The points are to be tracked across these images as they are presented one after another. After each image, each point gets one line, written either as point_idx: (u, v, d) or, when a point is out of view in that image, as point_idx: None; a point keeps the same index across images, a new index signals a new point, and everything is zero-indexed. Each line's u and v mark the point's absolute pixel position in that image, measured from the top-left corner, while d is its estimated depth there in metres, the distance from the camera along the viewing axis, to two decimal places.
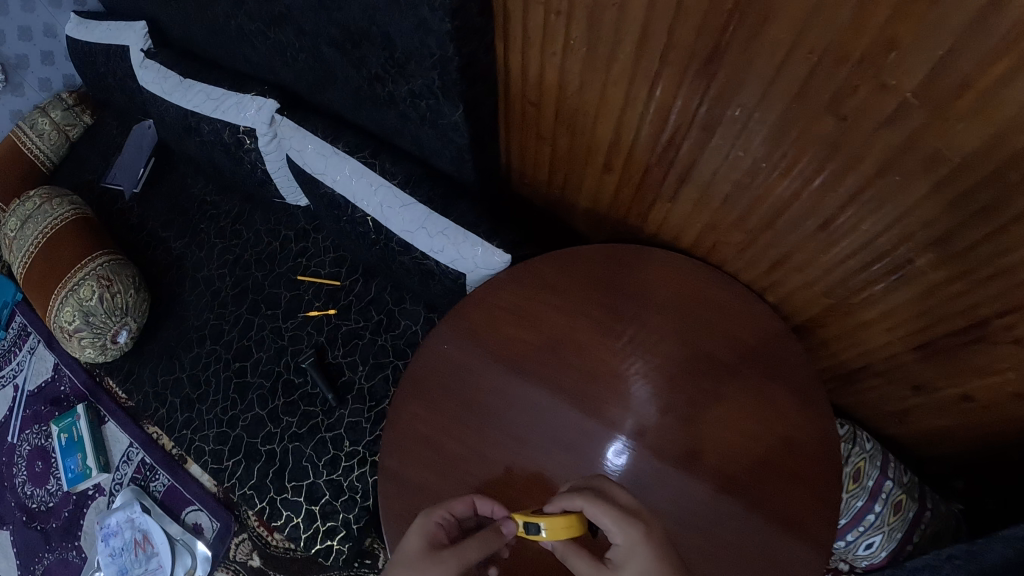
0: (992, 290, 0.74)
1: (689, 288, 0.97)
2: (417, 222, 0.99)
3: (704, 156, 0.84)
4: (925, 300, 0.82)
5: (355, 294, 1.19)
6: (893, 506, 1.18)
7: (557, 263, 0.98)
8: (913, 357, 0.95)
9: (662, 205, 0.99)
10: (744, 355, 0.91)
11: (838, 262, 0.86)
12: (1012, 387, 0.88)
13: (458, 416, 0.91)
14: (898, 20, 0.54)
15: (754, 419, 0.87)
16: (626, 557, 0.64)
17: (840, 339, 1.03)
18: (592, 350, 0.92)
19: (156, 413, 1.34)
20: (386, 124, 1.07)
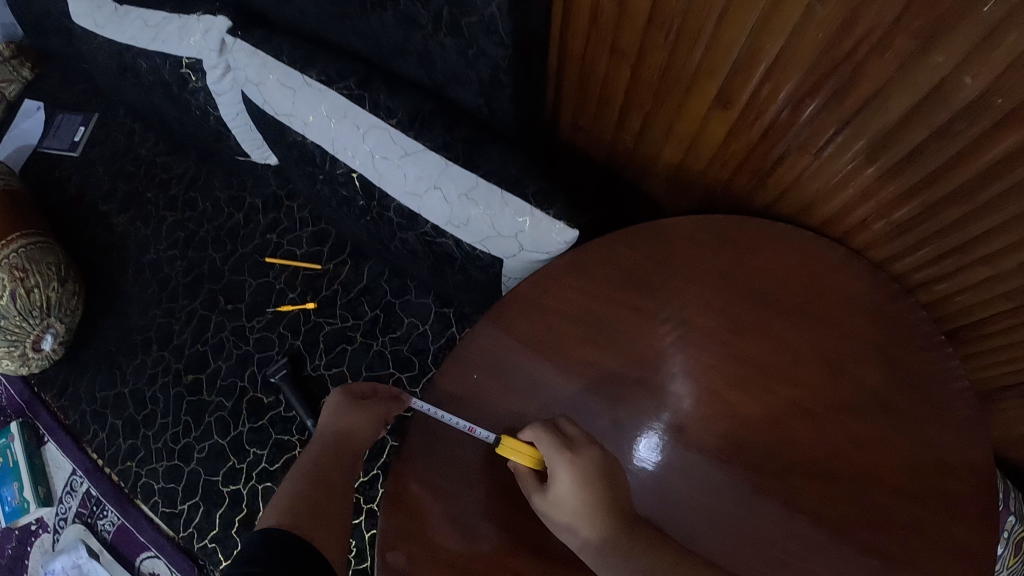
0: None
1: (840, 284, 0.64)
2: (427, 179, 0.66)
3: (924, 72, 0.47)
4: None
5: (342, 282, 0.86)
6: (1014, 547, 1.06)
7: (644, 241, 0.64)
8: None
9: (799, 159, 0.63)
10: (934, 387, 0.60)
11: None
12: None
13: (500, 479, 0.58)
14: None
15: (964, 494, 0.56)
16: (553, 477, 0.51)
17: (1010, 354, 0.73)
18: (702, 382, 0.60)
19: (94, 439, 1.01)
20: (380, 40, 0.72)
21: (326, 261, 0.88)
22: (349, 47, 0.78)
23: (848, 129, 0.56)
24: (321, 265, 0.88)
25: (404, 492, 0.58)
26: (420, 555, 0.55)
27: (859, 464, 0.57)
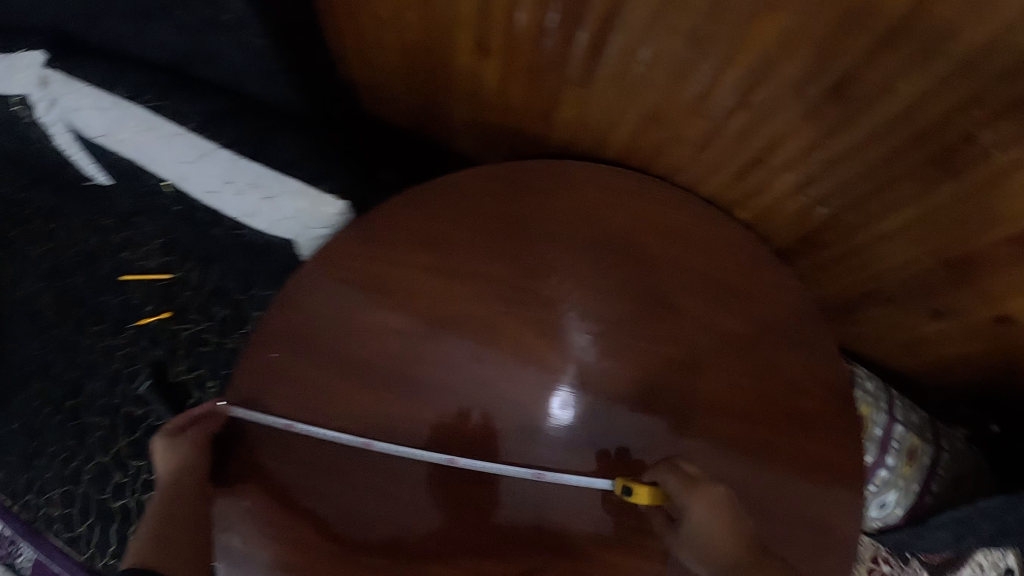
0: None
1: (627, 212, 0.65)
2: (223, 176, 0.70)
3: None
4: (982, 193, 0.57)
5: (191, 287, 0.89)
6: (906, 454, 1.02)
7: (425, 201, 0.65)
8: (944, 276, 0.73)
9: (570, 95, 0.63)
10: (720, 299, 0.62)
11: (907, 139, 0.54)
12: None
13: (311, 444, 0.62)
14: None
15: (743, 390, 0.60)
16: (685, 513, 0.51)
17: (851, 259, 0.76)
18: (501, 327, 0.61)
19: None
20: (178, 48, 0.75)
21: (177, 269, 0.91)
22: (156, 59, 0.80)
23: (593, 64, 0.58)
24: (173, 274, 0.91)
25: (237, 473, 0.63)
26: (245, 521, 0.61)
27: (648, 379, 0.59)
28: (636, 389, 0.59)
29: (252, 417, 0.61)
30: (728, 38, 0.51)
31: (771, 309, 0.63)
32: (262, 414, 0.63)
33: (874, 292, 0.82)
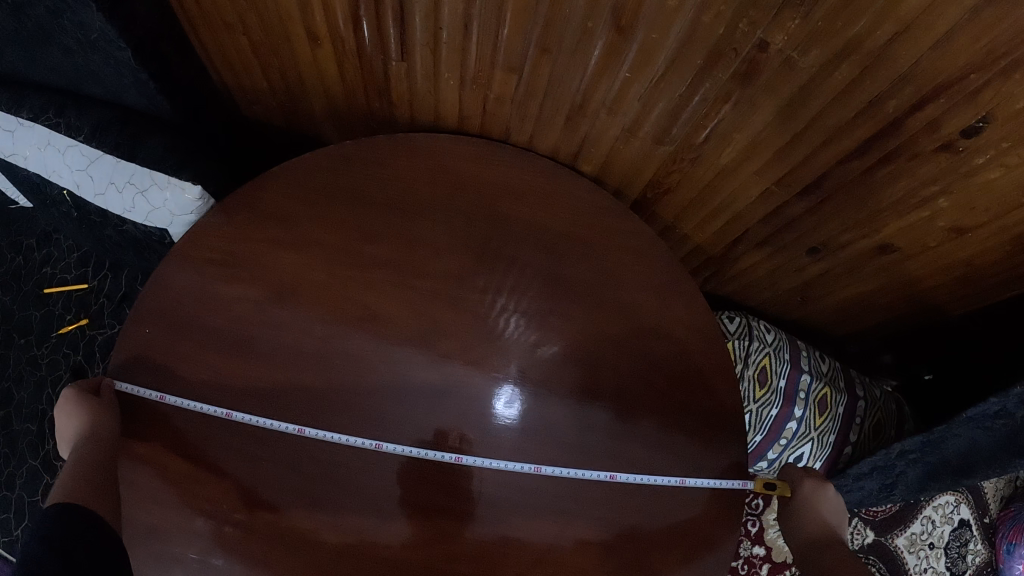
0: (828, 51, 0.57)
1: (472, 175, 0.72)
2: (105, 177, 0.75)
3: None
4: (787, 117, 0.65)
5: (106, 294, 0.96)
6: (816, 405, 1.01)
7: (285, 180, 0.71)
8: (804, 208, 0.79)
9: (398, 69, 0.70)
10: (558, 251, 0.72)
11: (703, 60, 0.60)
12: (942, 220, 0.76)
13: (183, 417, 0.66)
14: None
15: (572, 325, 0.71)
16: (812, 496, 0.72)
17: (704, 201, 0.82)
18: (366, 290, 0.68)
19: None
20: (64, 69, 0.81)
21: (93, 280, 0.98)
22: (52, 81, 0.86)
23: (406, 35, 0.64)
24: (89, 284, 0.98)
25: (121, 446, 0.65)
26: (131, 490, 0.64)
27: (474, 327, 0.69)
28: (466, 332, 0.69)
29: (136, 390, 0.64)
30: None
31: (600, 253, 0.73)
32: (139, 386, 0.66)
33: (741, 236, 0.87)
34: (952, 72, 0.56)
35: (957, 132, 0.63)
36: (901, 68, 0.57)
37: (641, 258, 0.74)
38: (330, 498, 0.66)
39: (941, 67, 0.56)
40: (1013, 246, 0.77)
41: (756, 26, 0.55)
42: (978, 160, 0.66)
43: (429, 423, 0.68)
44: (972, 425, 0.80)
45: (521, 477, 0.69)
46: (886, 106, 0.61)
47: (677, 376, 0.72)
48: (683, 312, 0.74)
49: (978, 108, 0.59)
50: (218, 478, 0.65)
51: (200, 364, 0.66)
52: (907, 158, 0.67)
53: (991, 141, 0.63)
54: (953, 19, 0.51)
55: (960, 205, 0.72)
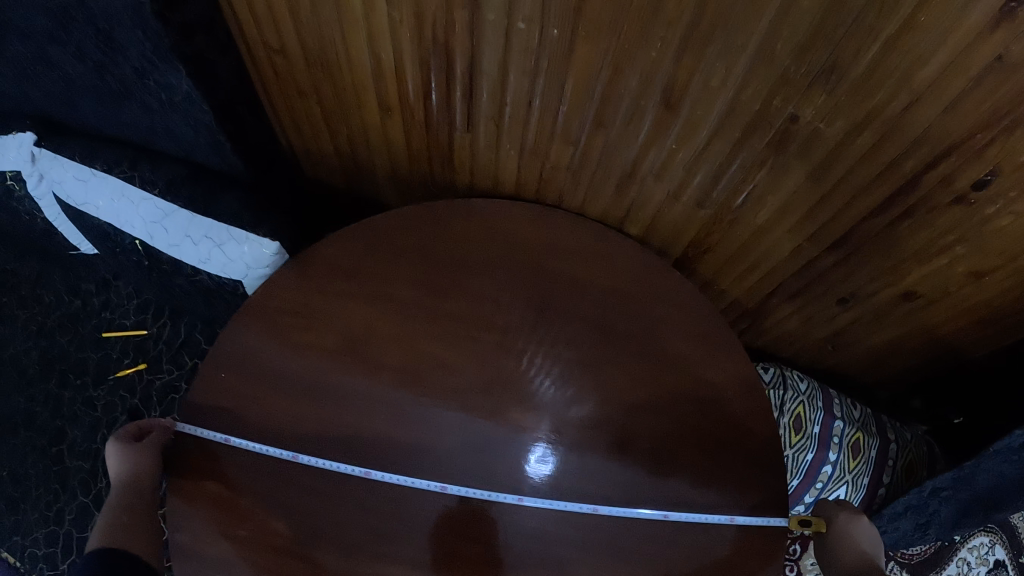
0: (850, 117, 0.62)
1: (526, 234, 0.77)
2: (181, 231, 0.80)
3: (482, 51, 0.63)
4: (820, 177, 0.70)
5: (165, 341, 0.98)
6: (850, 449, 1.03)
7: (353, 236, 0.76)
8: (833, 260, 0.83)
9: (462, 140, 0.77)
10: (608, 304, 0.76)
11: (742, 130, 0.66)
12: (963, 265, 0.79)
13: (255, 459, 0.69)
14: None
15: (622, 375, 0.74)
16: (850, 531, 0.73)
17: (740, 258, 0.87)
18: (428, 338, 0.72)
19: None
20: (140, 128, 0.88)
21: (152, 325, 1.00)
22: (126, 137, 0.93)
23: (472, 106, 0.71)
24: (148, 329, 1.00)
25: (191, 482, 0.68)
26: (200, 528, 0.66)
27: (531, 377, 0.72)
28: (523, 381, 0.72)
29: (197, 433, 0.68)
30: (572, 66, 0.62)
31: (646, 307, 0.77)
32: (207, 429, 0.69)
33: (775, 289, 0.92)
34: (960, 133, 0.61)
35: (969, 185, 0.67)
36: (914, 132, 0.62)
37: (683, 309, 0.78)
38: (398, 536, 0.68)
39: (952, 132, 0.61)
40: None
41: (788, 101, 0.61)
42: (989, 210, 0.70)
43: (487, 474, 0.70)
44: (1004, 455, 0.83)
45: (581, 518, 0.71)
46: (902, 167, 0.66)
47: (724, 422, 0.75)
48: (725, 360, 0.77)
49: (986, 164, 0.64)
50: (287, 519, 0.67)
51: (274, 410, 0.70)
52: (926, 212, 0.72)
53: (1004, 193, 0.67)
54: (957, 88, 0.56)
55: (979, 252, 0.76)
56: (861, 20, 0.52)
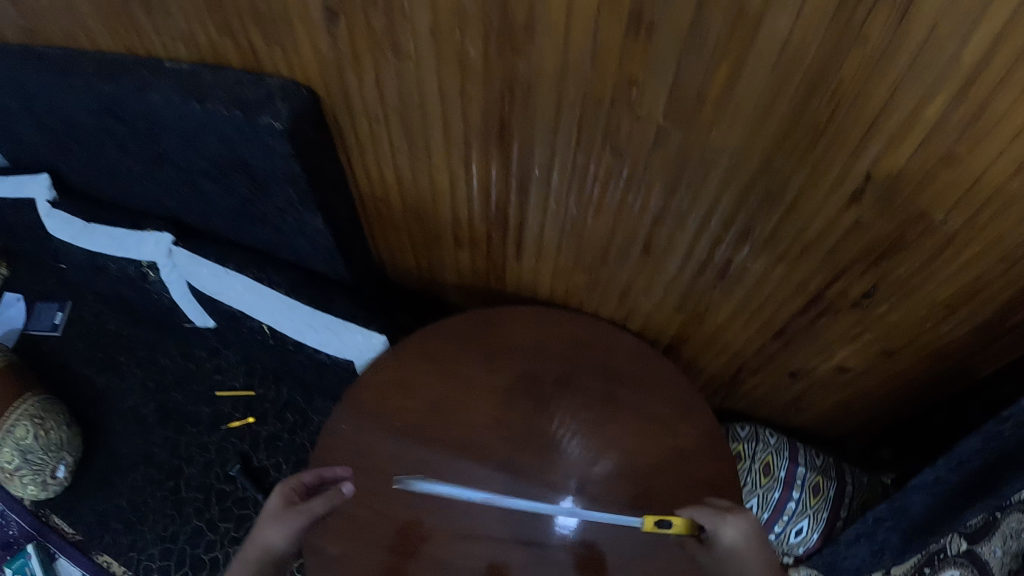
0: (775, 250, 0.99)
1: (555, 327, 1.13)
2: (304, 322, 1.13)
3: (527, 216, 1.12)
4: (756, 290, 1.08)
5: (271, 400, 1.32)
6: (811, 489, 1.35)
7: (435, 330, 1.12)
8: (778, 345, 1.19)
9: (514, 266, 1.26)
10: (617, 381, 1.09)
11: (679, 267, 1.10)
12: (876, 344, 1.11)
13: (364, 480, 1.00)
14: (632, 64, 0.80)
15: (626, 427, 1.04)
16: (722, 527, 0.86)
17: (713, 344, 1.27)
18: (486, 402, 1.05)
19: (99, 543, 1.23)
20: (267, 241, 1.23)
21: (258, 387, 1.34)
22: (252, 246, 1.27)
23: (519, 244, 1.19)
24: (255, 390, 1.33)
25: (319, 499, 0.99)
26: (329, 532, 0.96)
27: (558, 432, 1.03)
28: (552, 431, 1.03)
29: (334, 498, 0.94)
30: (565, 220, 1.10)
31: (637, 383, 1.09)
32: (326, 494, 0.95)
33: (742, 366, 1.30)
34: (849, 258, 0.95)
35: (859, 296, 1.01)
36: (812, 262, 0.98)
37: (664, 376, 1.10)
38: (469, 542, 0.96)
39: (837, 265, 0.97)
40: (933, 361, 1.10)
41: (713, 248, 1.03)
42: (880, 308, 1.02)
43: (531, 500, 0.98)
44: (922, 491, 1.06)
45: (606, 530, 0.97)
46: (809, 286, 1.03)
47: (707, 463, 1.01)
48: (703, 420, 1.06)
49: (865, 283, 0.98)
50: (390, 527, 0.96)
51: (382, 451, 1.02)
52: (835, 312, 1.06)
53: (885, 300, 1.00)
54: (835, 237, 0.92)
55: (883, 336, 1.08)
56: (753, 207, 0.93)
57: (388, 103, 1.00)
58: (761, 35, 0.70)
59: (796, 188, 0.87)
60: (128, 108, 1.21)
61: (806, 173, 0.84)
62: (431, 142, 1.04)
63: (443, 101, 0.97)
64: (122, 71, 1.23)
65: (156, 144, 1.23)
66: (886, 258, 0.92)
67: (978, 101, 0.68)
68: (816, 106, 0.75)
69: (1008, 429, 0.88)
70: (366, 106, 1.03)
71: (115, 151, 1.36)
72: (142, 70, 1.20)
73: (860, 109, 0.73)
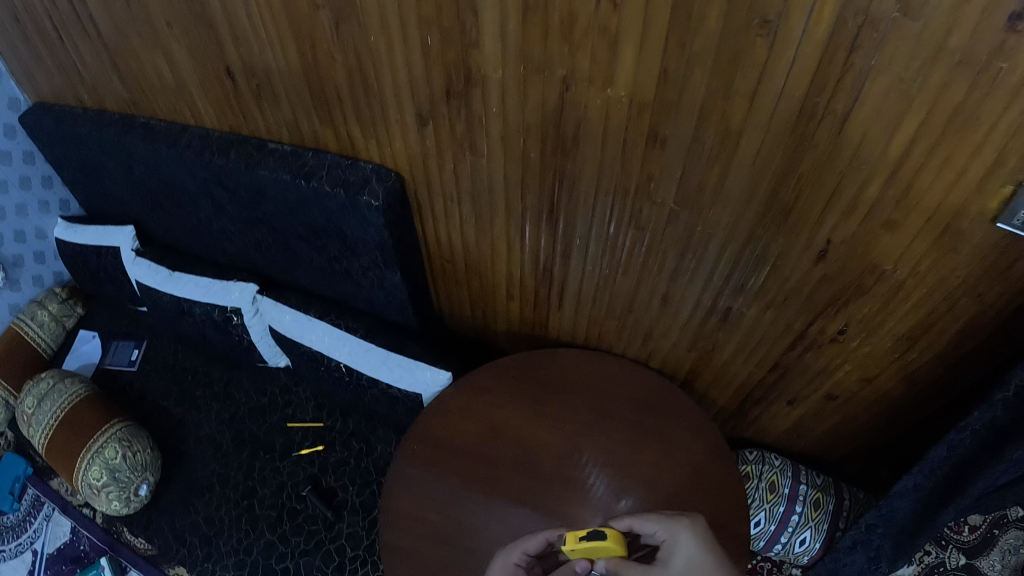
0: (759, 303, 1.29)
1: (588, 364, 1.43)
2: (379, 362, 1.44)
3: (569, 276, 1.43)
4: (750, 332, 1.36)
5: (337, 430, 1.58)
6: (811, 503, 1.55)
7: (489, 369, 1.41)
8: (774, 377, 1.45)
9: (557, 316, 1.57)
10: (641, 408, 1.35)
11: (686, 317, 1.39)
12: (855, 373, 1.34)
13: (432, 488, 1.25)
14: (650, 165, 1.13)
15: (649, 444, 1.29)
16: (678, 531, 1.02)
17: (721, 377, 1.54)
18: (532, 426, 1.31)
19: (177, 555, 1.47)
20: (343, 292, 1.55)
21: (325, 419, 1.61)
22: (328, 295, 1.59)
23: (564, 296, 1.49)
24: (323, 422, 1.61)
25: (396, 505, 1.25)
26: (402, 533, 1.22)
27: (586, 450, 1.27)
28: (590, 447, 1.28)
29: None
30: (596, 279, 1.40)
31: (656, 408, 1.35)
32: None
33: (745, 397, 1.56)
34: (817, 306, 1.23)
35: (835, 333, 1.27)
36: (788, 313, 1.28)
37: (677, 402, 1.36)
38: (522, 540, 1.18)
39: (815, 309, 1.24)
40: (906, 386, 1.31)
41: (716, 298, 1.32)
42: (852, 342, 1.27)
43: (573, 508, 1.21)
44: (905, 498, 1.25)
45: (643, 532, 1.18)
46: (794, 325, 1.29)
47: (717, 476, 1.25)
48: (710, 439, 1.30)
49: (836, 324, 1.25)
50: (456, 527, 1.21)
51: (450, 465, 1.27)
52: (818, 346, 1.31)
53: (857, 334, 1.25)
54: (806, 289, 1.21)
55: (860, 366, 1.32)
56: (743, 268, 1.23)
57: (463, 188, 1.33)
58: (740, 150, 1.03)
59: (773, 256, 1.18)
60: (234, 179, 1.48)
61: (780, 244, 1.15)
62: (494, 217, 1.36)
63: (505, 186, 1.28)
64: (229, 148, 1.51)
65: (255, 210, 1.51)
66: (844, 306, 1.20)
67: (903, 185, 0.96)
68: (785, 193, 1.06)
69: (968, 437, 1.09)
70: (445, 188, 1.35)
71: (210, 210, 1.63)
72: (248, 149, 1.48)
73: (809, 206, 1.06)
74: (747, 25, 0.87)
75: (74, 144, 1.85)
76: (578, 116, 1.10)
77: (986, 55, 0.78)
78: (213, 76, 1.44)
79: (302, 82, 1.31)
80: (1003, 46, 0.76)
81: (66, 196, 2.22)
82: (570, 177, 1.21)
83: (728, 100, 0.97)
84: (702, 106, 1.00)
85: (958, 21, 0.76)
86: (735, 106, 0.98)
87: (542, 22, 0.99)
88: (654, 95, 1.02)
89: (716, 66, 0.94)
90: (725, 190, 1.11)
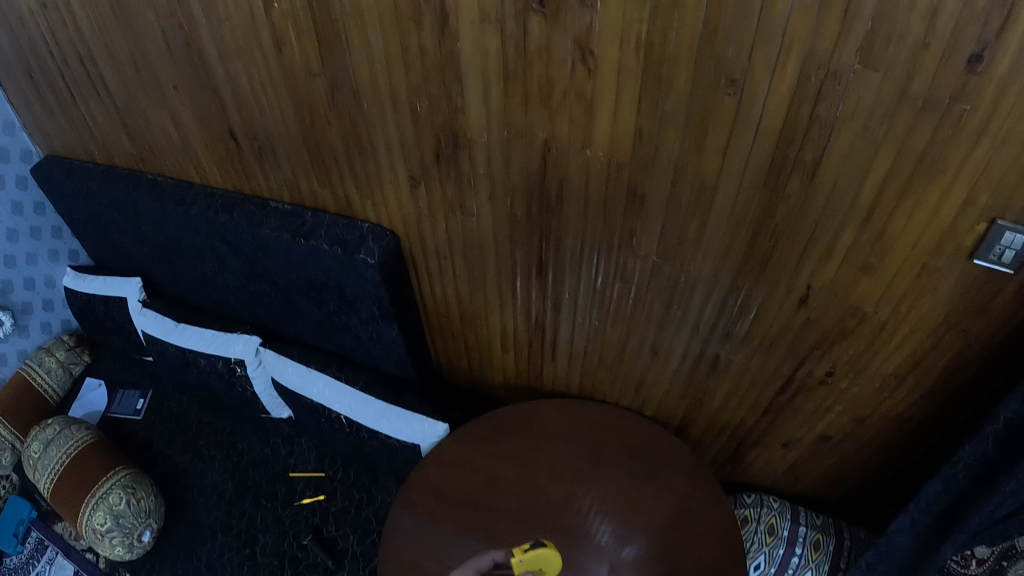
0: (745, 350, 1.32)
1: (581, 412, 1.46)
2: (378, 413, 1.48)
3: (561, 326, 1.46)
4: (738, 376, 1.39)
5: (338, 479, 1.61)
6: (811, 544, 1.52)
7: (485, 418, 1.45)
8: (766, 422, 1.47)
9: (549, 367, 1.60)
10: (634, 453, 1.37)
11: (677, 364, 1.42)
12: (847, 413, 1.35)
13: (428, 535, 1.27)
14: (633, 219, 1.18)
15: (642, 490, 1.31)
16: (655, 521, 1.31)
17: (715, 424, 1.56)
18: (528, 474, 1.34)
19: None
20: (344, 346, 1.60)
21: (326, 469, 1.64)
22: (328, 348, 1.64)
23: (556, 347, 1.53)
24: (324, 471, 1.63)
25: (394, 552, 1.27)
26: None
27: (581, 497, 1.29)
28: (584, 494, 1.30)
29: None
30: (586, 328, 1.44)
31: (648, 454, 1.37)
32: None
33: (740, 441, 1.58)
34: (804, 350, 1.26)
35: (823, 376, 1.29)
36: (774, 360, 1.31)
37: (668, 447, 1.38)
38: None
39: (800, 352, 1.27)
40: (898, 425, 1.33)
41: (704, 343, 1.34)
42: (841, 382, 1.29)
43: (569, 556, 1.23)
44: (904, 534, 1.18)
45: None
46: (782, 368, 1.32)
47: (710, 520, 1.27)
48: (703, 484, 1.32)
49: (823, 367, 1.27)
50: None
51: (446, 512, 1.29)
52: (808, 388, 1.34)
53: (845, 375, 1.27)
54: (790, 333, 1.24)
55: (851, 407, 1.34)
56: (728, 316, 1.26)
57: (455, 246, 1.38)
58: (718, 199, 1.08)
59: (756, 303, 1.22)
60: (236, 236, 1.55)
61: (763, 289, 1.19)
62: (485, 270, 1.40)
63: (495, 241, 1.33)
64: (232, 206, 1.58)
65: (257, 266, 1.57)
66: (828, 349, 1.23)
67: (875, 230, 1.01)
68: (761, 242, 1.11)
69: (961, 471, 1.04)
70: (438, 245, 1.40)
71: (213, 264, 1.69)
72: (250, 207, 1.55)
73: (786, 253, 1.11)
74: (714, 86, 0.93)
75: (83, 198, 1.93)
76: (562, 174, 1.16)
77: (947, 98, 0.82)
78: (216, 136, 1.52)
79: (301, 145, 1.38)
80: (964, 88, 0.80)
81: (76, 246, 2.31)
82: (556, 228, 1.25)
83: (701, 155, 1.03)
84: (677, 160, 1.05)
85: (919, 67, 0.81)
86: (709, 160, 1.03)
87: (522, 89, 1.05)
88: (631, 154, 1.07)
89: (687, 128, 1.00)
90: (706, 236, 1.15)
